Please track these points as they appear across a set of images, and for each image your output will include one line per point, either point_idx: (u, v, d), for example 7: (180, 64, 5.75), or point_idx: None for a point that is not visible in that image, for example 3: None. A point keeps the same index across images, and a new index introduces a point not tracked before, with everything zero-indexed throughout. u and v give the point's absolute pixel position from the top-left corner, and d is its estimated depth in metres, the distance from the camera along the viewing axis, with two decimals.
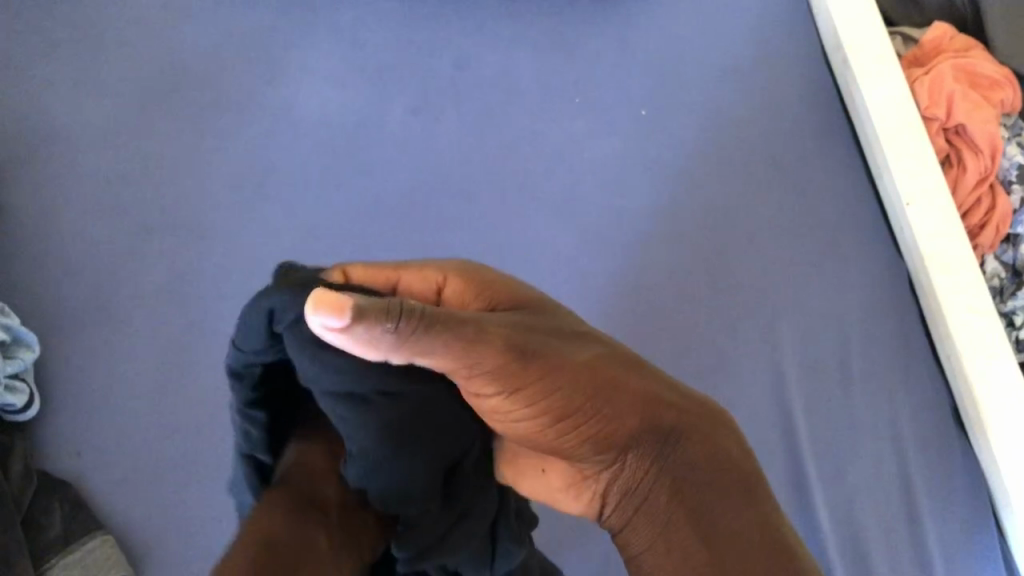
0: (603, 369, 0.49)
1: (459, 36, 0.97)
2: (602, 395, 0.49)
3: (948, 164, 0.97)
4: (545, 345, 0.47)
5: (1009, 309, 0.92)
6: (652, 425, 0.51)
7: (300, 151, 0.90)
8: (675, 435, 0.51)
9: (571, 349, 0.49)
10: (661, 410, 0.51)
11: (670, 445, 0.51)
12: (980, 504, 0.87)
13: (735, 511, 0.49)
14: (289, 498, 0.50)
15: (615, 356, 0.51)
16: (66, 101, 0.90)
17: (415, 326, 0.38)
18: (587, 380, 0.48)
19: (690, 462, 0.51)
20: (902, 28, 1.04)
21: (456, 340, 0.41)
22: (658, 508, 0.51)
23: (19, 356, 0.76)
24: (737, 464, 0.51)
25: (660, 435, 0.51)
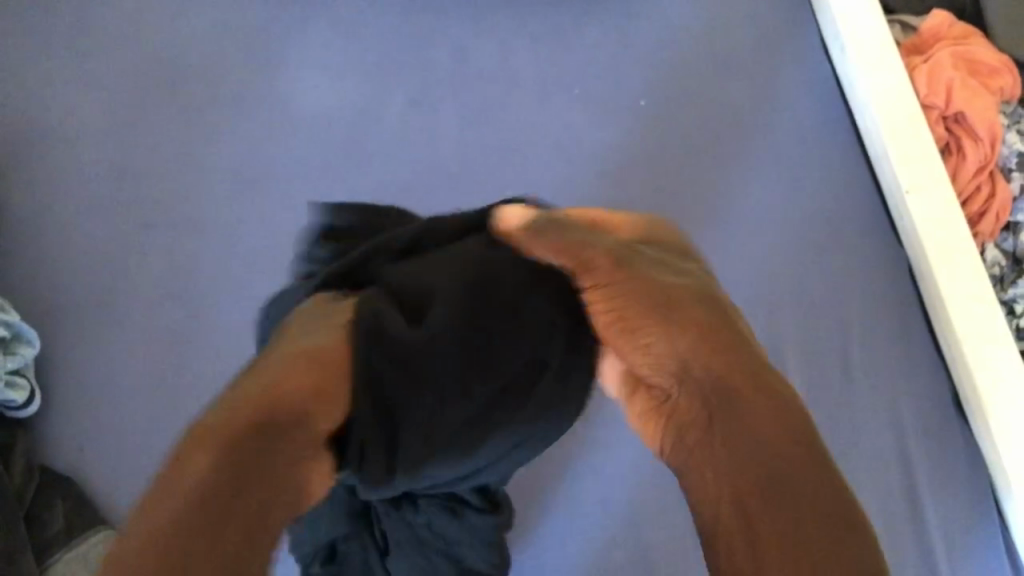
0: (692, 296, 0.50)
1: (457, 27, 0.96)
2: (679, 320, 0.49)
3: (948, 152, 0.96)
4: (630, 266, 0.49)
5: (1010, 298, 0.92)
6: (722, 371, 0.48)
7: (298, 144, 0.90)
8: (734, 383, 0.48)
9: (661, 277, 0.50)
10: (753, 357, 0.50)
11: (734, 400, 0.48)
12: (981, 493, 0.87)
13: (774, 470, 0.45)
14: (226, 439, 0.40)
15: (697, 292, 0.50)
16: (63, 98, 0.89)
17: (534, 229, 0.49)
18: (663, 300, 0.49)
19: (747, 425, 0.47)
20: (900, 15, 1.04)
21: (559, 245, 0.49)
22: (707, 448, 0.48)
23: (20, 352, 0.75)
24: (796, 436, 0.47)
25: (720, 385, 0.48)
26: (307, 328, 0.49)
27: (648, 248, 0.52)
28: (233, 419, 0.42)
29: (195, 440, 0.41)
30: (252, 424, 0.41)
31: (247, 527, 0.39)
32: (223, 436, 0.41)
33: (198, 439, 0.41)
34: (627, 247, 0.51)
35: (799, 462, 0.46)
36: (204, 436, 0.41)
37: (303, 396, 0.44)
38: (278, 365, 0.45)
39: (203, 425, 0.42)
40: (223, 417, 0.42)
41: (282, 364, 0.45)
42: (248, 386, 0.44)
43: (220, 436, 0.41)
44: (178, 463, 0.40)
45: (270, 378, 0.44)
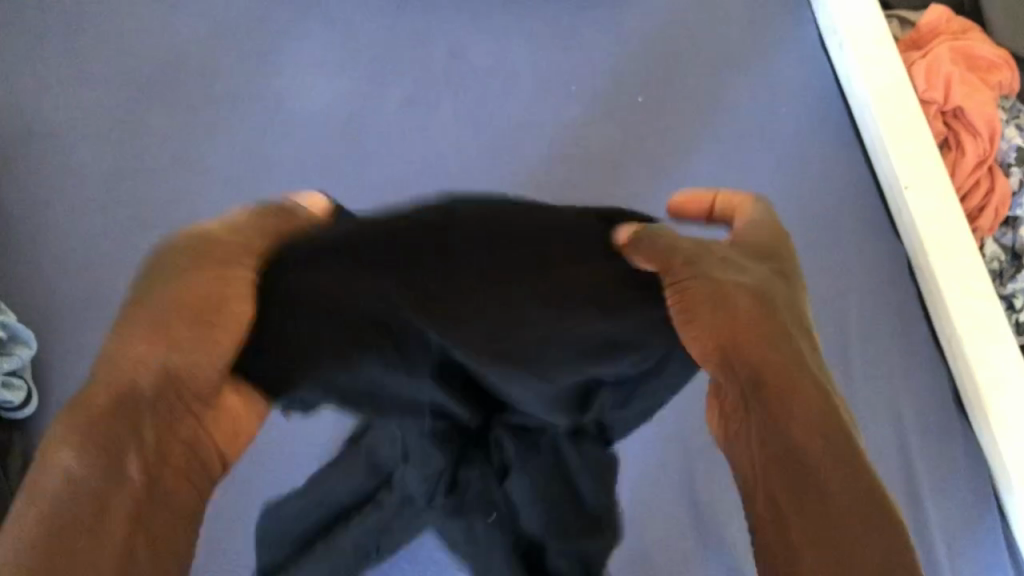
0: (761, 301, 0.48)
1: (453, 24, 0.96)
2: (730, 315, 0.47)
3: (946, 148, 0.96)
4: (701, 264, 0.49)
5: (1009, 292, 0.92)
6: (775, 371, 0.46)
7: (295, 143, 0.90)
8: (779, 387, 0.46)
9: (730, 281, 0.49)
10: (818, 391, 0.47)
11: (775, 401, 0.46)
12: (982, 489, 0.86)
13: (804, 444, 0.45)
14: (90, 424, 0.41)
15: (757, 294, 0.49)
16: (59, 97, 0.89)
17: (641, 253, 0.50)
18: (724, 297, 0.48)
19: (795, 423, 0.45)
20: (897, 11, 1.03)
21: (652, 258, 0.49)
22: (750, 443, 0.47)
23: (17, 353, 0.75)
24: (826, 429, 0.46)
25: (765, 380, 0.46)
26: (221, 242, 0.46)
27: (748, 242, 0.54)
28: (129, 368, 0.43)
29: (98, 390, 0.42)
30: (156, 374, 0.43)
31: (155, 512, 0.42)
32: (91, 420, 0.42)
33: (95, 399, 0.42)
34: (705, 253, 0.50)
35: (839, 471, 0.45)
36: (102, 396, 0.42)
37: (211, 321, 0.44)
38: (182, 280, 0.44)
39: (105, 358, 0.43)
40: (122, 362, 0.43)
41: (182, 280, 0.44)
42: (149, 304, 0.44)
43: (85, 423, 0.41)
44: (75, 419, 0.42)
45: (173, 295, 0.44)
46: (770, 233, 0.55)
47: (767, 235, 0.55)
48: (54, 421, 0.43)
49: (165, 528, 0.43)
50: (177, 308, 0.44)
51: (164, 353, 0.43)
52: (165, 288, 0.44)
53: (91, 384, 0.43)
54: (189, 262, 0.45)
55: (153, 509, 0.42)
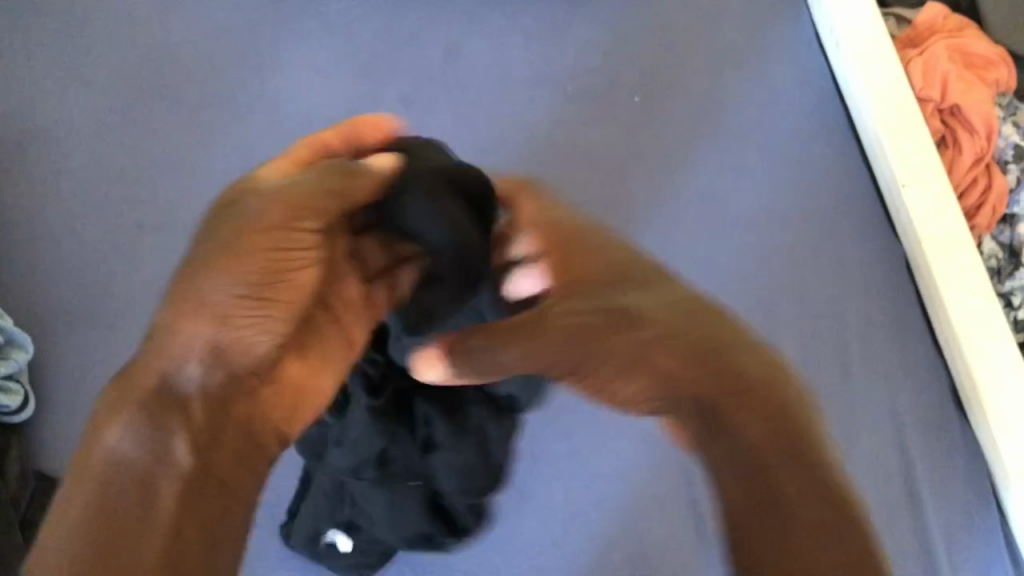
0: (650, 332, 0.49)
1: (449, 24, 0.96)
2: (637, 362, 0.50)
3: (943, 145, 0.96)
4: (576, 335, 0.51)
5: (1007, 290, 0.92)
6: (707, 398, 0.48)
7: (291, 144, 0.89)
8: (712, 402, 0.48)
9: (598, 330, 0.50)
10: (761, 392, 0.47)
11: (714, 419, 0.47)
12: (980, 487, 0.86)
13: (752, 469, 0.46)
14: (142, 407, 0.48)
15: (661, 326, 0.49)
16: (53, 100, 0.89)
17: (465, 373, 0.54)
18: (618, 352, 0.50)
19: (742, 432, 0.46)
20: (894, 9, 1.03)
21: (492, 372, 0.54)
22: (731, 474, 0.46)
23: (13, 358, 0.75)
24: (770, 424, 0.46)
25: (700, 409, 0.48)
26: (262, 186, 0.50)
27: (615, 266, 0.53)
28: (193, 331, 0.48)
29: (158, 347, 0.49)
30: (210, 358, 0.49)
31: (197, 506, 0.48)
32: (140, 402, 0.48)
33: (145, 383, 0.49)
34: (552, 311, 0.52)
35: (782, 459, 0.45)
36: (152, 381, 0.49)
37: (272, 294, 0.50)
38: (249, 245, 0.49)
39: (160, 334, 0.49)
40: (178, 340, 0.48)
41: (238, 274, 0.48)
42: (209, 267, 0.48)
43: (138, 403, 0.48)
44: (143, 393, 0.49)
45: (246, 266, 0.49)
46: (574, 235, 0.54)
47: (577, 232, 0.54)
48: (99, 401, 0.49)
49: (202, 518, 0.48)
50: (241, 282, 0.49)
51: (213, 334, 0.49)
52: (218, 282, 0.48)
53: (148, 358, 0.49)
54: (254, 221, 0.49)
55: (189, 510, 0.48)
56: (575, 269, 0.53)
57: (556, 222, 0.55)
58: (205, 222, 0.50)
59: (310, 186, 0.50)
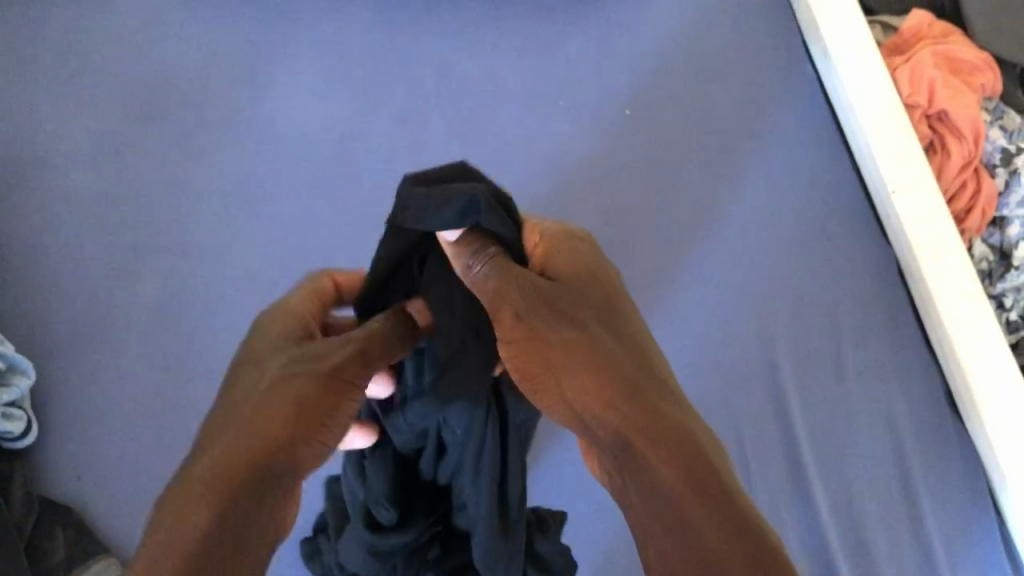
0: (592, 347, 0.47)
1: (439, 42, 0.97)
2: (575, 372, 0.46)
3: (932, 151, 0.97)
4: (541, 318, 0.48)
5: (998, 292, 0.93)
6: (630, 432, 0.45)
7: (286, 165, 0.90)
8: (628, 436, 0.45)
9: (551, 321, 0.48)
10: (682, 432, 0.44)
11: (637, 463, 0.44)
12: (978, 488, 0.87)
13: (666, 513, 0.43)
14: (231, 452, 0.45)
15: (592, 340, 0.47)
16: (49, 126, 0.89)
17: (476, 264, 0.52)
18: (561, 352, 0.47)
19: (656, 473, 0.44)
20: (880, 16, 1.04)
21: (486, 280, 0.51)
22: (644, 505, 0.44)
23: (16, 384, 0.75)
24: (693, 447, 0.44)
25: (618, 443, 0.45)
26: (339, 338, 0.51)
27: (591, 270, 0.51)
28: (283, 435, 0.47)
29: (233, 416, 0.47)
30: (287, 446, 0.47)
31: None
32: (235, 452, 0.45)
33: (244, 436, 0.46)
34: (520, 278, 0.49)
35: (698, 507, 0.42)
36: (245, 440, 0.46)
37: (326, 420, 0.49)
38: (337, 364, 0.49)
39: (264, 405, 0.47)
40: (269, 415, 0.47)
41: (321, 384, 0.48)
42: (291, 382, 0.48)
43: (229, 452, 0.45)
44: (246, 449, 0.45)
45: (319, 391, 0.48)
46: (566, 233, 0.54)
47: (563, 234, 0.54)
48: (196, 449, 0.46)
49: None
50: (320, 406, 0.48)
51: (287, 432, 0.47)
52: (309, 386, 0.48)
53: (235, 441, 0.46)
54: (330, 364, 0.49)
55: None
56: (553, 269, 0.51)
57: (564, 237, 0.53)
58: (265, 362, 0.50)
59: (383, 341, 0.51)
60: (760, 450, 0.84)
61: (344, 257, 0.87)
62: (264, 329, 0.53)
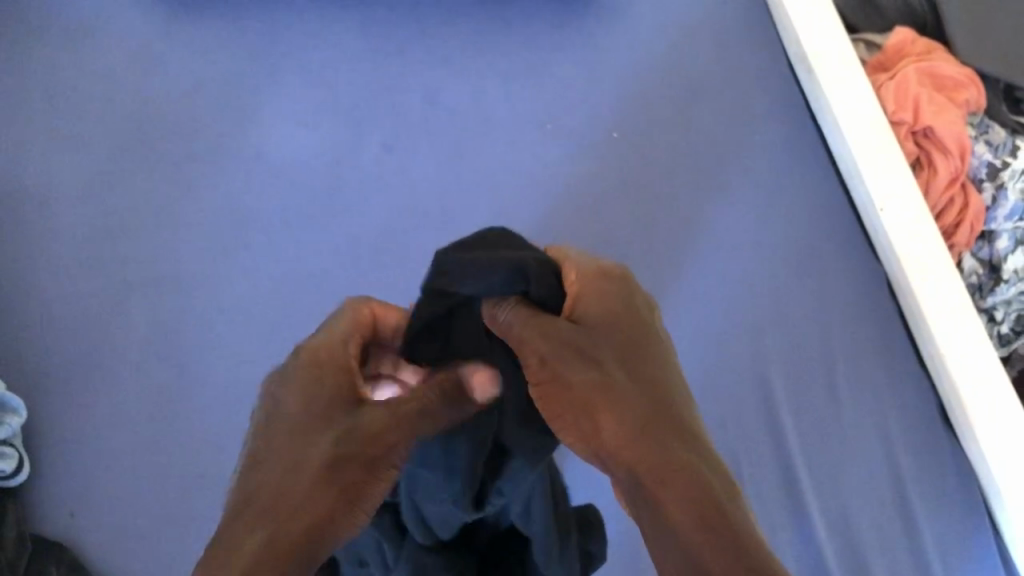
0: (607, 387, 0.47)
1: (425, 69, 0.97)
2: (590, 413, 0.47)
3: (918, 166, 0.97)
4: (562, 363, 0.48)
5: (989, 306, 0.94)
6: (645, 476, 0.44)
7: (276, 195, 0.90)
8: (642, 480, 0.44)
9: (570, 362, 0.48)
10: (697, 479, 0.43)
11: (645, 497, 0.44)
12: (974, 503, 0.87)
13: (675, 549, 0.42)
14: (287, 523, 0.43)
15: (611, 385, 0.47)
16: (37, 161, 0.89)
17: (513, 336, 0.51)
18: (576, 396, 0.47)
19: (670, 520, 0.43)
20: (863, 35, 1.06)
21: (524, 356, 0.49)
22: (656, 550, 0.43)
23: (8, 422, 0.75)
24: (704, 497, 0.43)
25: (633, 486, 0.45)
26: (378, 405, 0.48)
27: (619, 311, 0.51)
28: (344, 535, 0.45)
29: (286, 482, 0.44)
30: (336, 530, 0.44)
31: None
32: (287, 526, 0.42)
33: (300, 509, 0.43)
34: (544, 329, 0.50)
35: (697, 533, 0.42)
36: (303, 515, 0.43)
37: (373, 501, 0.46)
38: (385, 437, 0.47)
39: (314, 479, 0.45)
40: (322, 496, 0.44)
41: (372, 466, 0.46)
42: (350, 467, 0.45)
43: (282, 522, 0.42)
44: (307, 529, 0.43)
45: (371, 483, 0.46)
46: (604, 273, 0.54)
47: (600, 272, 0.54)
48: (248, 512, 0.43)
49: None
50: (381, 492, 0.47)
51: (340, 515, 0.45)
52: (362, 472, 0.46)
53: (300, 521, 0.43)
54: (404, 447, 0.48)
55: None
56: (582, 313, 0.51)
57: (599, 278, 0.53)
58: (323, 429, 0.47)
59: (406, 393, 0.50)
60: (755, 469, 0.84)
61: (334, 284, 0.87)
62: (316, 387, 0.49)
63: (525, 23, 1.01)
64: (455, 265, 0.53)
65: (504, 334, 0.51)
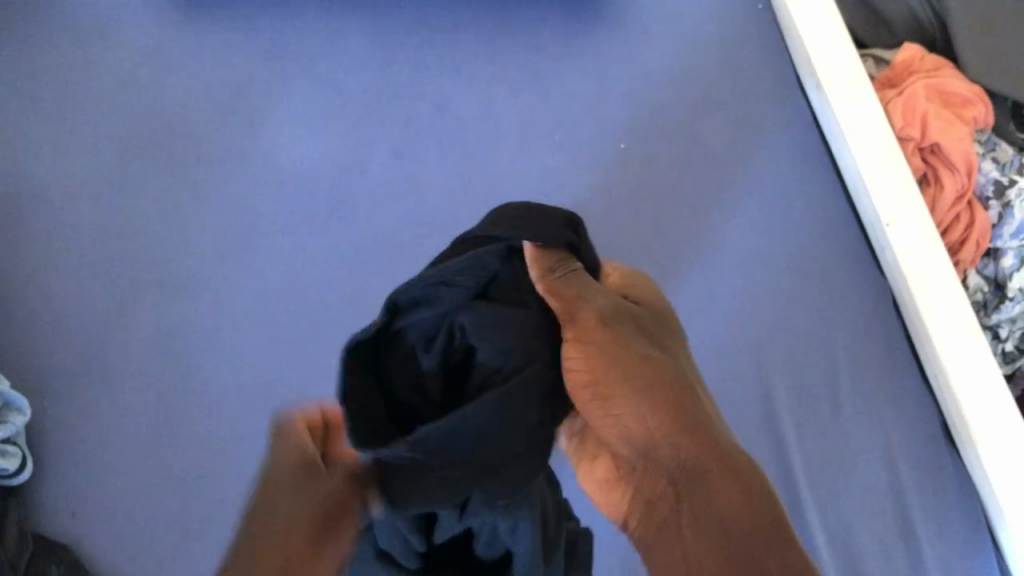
0: (673, 381, 0.52)
1: (435, 77, 0.98)
2: (643, 376, 0.51)
3: (925, 183, 0.98)
4: (619, 329, 0.53)
5: (994, 323, 0.95)
6: (696, 453, 0.49)
7: (283, 200, 0.90)
8: (689, 455, 0.49)
9: (625, 330, 0.53)
10: (740, 465, 0.50)
11: (695, 474, 0.49)
12: (976, 522, 0.87)
13: (724, 526, 0.47)
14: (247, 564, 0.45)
15: (667, 368, 0.53)
16: (46, 162, 0.90)
17: (559, 290, 0.54)
18: (632, 357, 0.52)
19: (717, 501, 0.48)
20: (872, 51, 1.06)
21: (571, 307, 0.53)
22: (701, 523, 0.48)
23: (12, 421, 0.76)
24: (747, 484, 0.48)
25: (680, 465, 0.49)
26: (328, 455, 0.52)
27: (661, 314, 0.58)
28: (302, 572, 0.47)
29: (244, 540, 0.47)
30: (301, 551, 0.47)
31: None
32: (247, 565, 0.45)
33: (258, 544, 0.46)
34: (599, 300, 0.54)
35: (747, 517, 0.47)
36: (261, 545, 0.46)
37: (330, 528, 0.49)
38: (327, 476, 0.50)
39: (268, 517, 0.48)
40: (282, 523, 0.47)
41: (314, 501, 0.49)
42: (298, 503, 0.48)
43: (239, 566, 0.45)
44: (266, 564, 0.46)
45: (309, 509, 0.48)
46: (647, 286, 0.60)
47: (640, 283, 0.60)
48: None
49: None
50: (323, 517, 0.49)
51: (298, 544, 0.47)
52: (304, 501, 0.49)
53: (263, 539, 0.47)
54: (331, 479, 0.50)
55: None
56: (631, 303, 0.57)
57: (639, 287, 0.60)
58: (268, 485, 0.49)
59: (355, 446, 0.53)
60: None
61: (341, 290, 0.87)
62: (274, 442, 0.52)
63: (535, 34, 1.01)
64: (458, 269, 0.53)
65: (547, 291, 0.54)
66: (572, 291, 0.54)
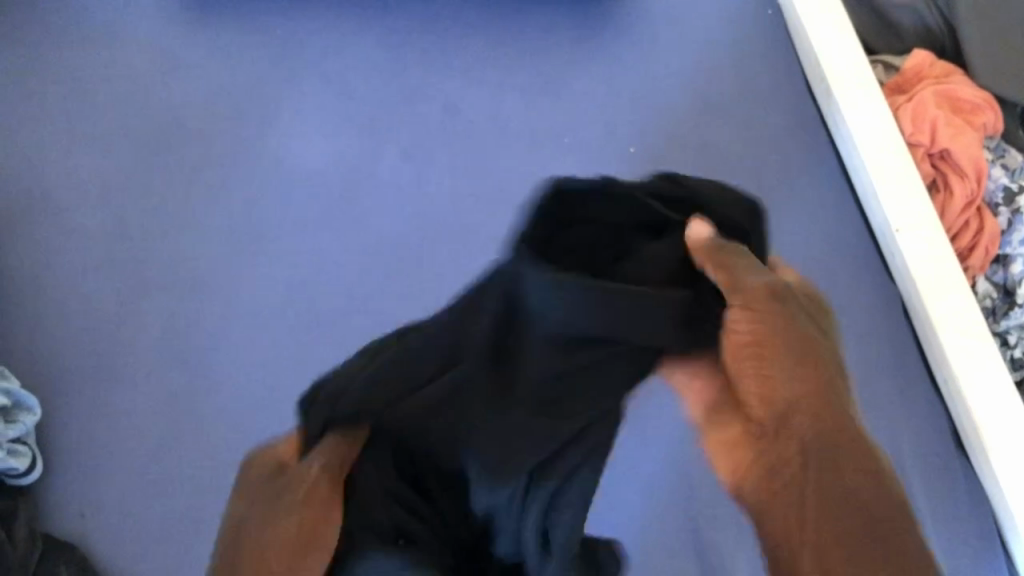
0: (823, 369, 0.55)
1: (444, 81, 0.98)
2: (804, 358, 0.55)
3: (935, 188, 0.97)
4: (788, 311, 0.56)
5: (1002, 330, 0.93)
6: (833, 435, 0.54)
7: (293, 201, 0.91)
8: (824, 437, 0.53)
9: (788, 312, 0.56)
10: (867, 462, 0.54)
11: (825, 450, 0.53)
12: (985, 527, 0.86)
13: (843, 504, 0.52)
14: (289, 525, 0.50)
15: (824, 360, 0.56)
16: (57, 163, 0.90)
17: (727, 257, 0.57)
18: (794, 340, 0.55)
19: (842, 480, 0.53)
20: (882, 56, 1.06)
21: (744, 278, 0.56)
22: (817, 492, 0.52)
23: (21, 420, 0.76)
24: (872, 481, 0.53)
25: (818, 441, 0.53)
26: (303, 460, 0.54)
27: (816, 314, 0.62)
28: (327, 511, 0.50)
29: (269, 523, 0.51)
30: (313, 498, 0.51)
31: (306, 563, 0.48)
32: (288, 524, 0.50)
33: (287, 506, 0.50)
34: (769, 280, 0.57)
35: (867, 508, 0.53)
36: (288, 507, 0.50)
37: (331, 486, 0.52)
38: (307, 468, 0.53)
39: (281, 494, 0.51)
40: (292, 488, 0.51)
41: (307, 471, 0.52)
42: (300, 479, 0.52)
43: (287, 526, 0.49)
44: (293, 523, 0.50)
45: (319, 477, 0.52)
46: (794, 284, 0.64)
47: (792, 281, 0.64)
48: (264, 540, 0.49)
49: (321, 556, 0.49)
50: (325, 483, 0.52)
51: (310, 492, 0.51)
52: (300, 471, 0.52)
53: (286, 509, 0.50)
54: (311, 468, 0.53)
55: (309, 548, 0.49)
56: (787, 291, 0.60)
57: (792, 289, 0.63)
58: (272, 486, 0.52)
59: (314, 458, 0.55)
60: None
61: (349, 292, 0.87)
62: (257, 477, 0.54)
63: (544, 38, 1.02)
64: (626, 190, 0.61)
65: (709, 254, 0.57)
66: (737, 262, 0.57)
